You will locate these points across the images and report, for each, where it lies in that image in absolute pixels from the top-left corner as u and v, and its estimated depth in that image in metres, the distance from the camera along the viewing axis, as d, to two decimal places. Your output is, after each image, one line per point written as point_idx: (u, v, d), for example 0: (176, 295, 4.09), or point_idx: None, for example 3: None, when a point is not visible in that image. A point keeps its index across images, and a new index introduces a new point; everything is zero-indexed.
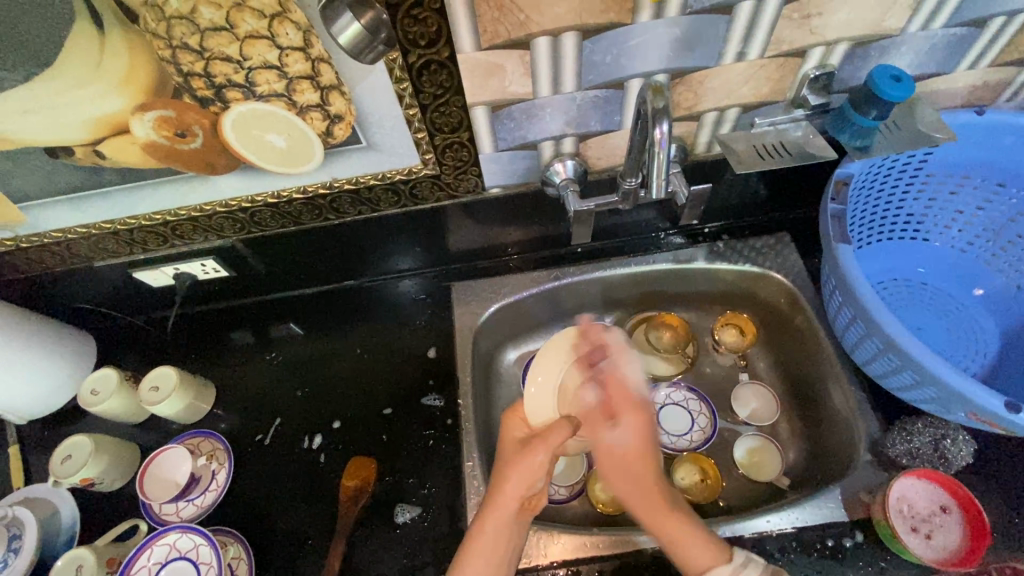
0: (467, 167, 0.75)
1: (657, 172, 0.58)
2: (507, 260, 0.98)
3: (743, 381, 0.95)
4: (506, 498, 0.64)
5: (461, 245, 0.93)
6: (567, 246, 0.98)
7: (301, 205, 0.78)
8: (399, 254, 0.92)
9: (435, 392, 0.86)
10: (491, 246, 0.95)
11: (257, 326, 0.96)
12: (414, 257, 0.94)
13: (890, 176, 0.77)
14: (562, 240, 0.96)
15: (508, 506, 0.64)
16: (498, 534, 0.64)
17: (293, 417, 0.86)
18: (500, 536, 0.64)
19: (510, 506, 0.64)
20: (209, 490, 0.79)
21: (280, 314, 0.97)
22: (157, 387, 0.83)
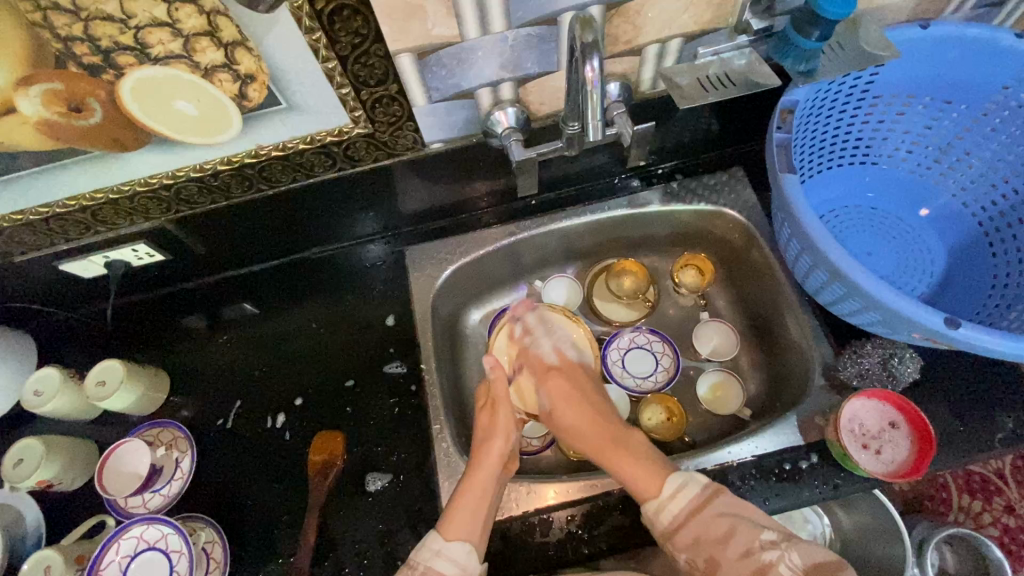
0: (402, 122, 0.71)
1: (592, 113, 0.56)
2: (461, 221, 0.95)
3: (704, 320, 0.97)
4: (485, 456, 0.72)
5: (413, 205, 0.89)
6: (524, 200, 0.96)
7: (229, 177, 0.73)
8: (353, 220, 0.88)
9: (397, 359, 0.85)
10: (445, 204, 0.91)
11: (209, 309, 0.93)
12: (372, 221, 0.90)
13: (837, 101, 0.75)
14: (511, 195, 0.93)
15: (489, 468, 0.71)
16: (480, 497, 0.69)
17: (255, 397, 0.84)
18: (486, 489, 0.69)
19: (491, 466, 0.71)
20: (174, 479, 0.77)
21: (231, 293, 0.92)
22: (103, 382, 0.79)
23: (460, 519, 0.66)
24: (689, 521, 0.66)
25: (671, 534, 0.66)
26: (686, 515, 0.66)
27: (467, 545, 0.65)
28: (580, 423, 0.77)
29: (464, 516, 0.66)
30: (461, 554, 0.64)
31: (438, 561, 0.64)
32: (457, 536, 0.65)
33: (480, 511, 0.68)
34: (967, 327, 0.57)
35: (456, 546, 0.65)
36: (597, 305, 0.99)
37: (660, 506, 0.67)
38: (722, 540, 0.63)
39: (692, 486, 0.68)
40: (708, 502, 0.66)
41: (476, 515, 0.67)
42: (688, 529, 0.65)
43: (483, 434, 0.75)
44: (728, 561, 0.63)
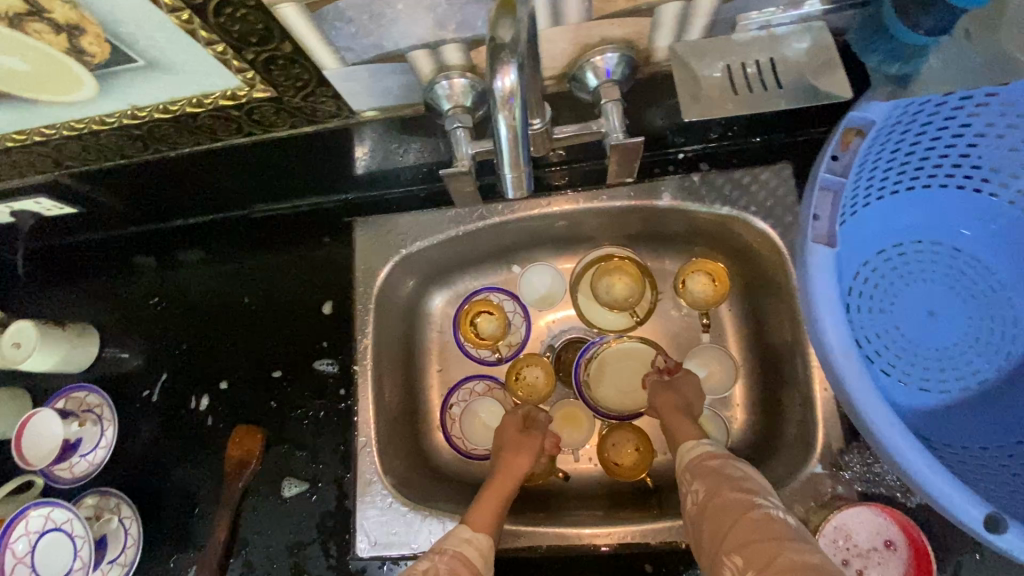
0: (313, 88, 0.53)
1: (511, 157, 0.40)
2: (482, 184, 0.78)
3: (703, 343, 0.81)
4: (516, 464, 0.73)
5: (406, 172, 0.74)
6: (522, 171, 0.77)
7: (114, 137, 0.59)
8: (348, 175, 0.73)
9: (330, 354, 0.75)
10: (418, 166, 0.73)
11: (158, 250, 0.83)
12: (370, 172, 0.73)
13: (926, 108, 0.54)
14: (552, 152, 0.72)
15: (512, 478, 0.72)
16: (499, 492, 0.70)
17: (181, 372, 0.78)
18: (505, 485, 0.71)
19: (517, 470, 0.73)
20: (99, 446, 0.74)
21: (181, 238, 0.82)
22: (19, 343, 0.73)
23: (484, 510, 0.67)
24: (711, 459, 0.65)
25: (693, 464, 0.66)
26: (700, 457, 0.66)
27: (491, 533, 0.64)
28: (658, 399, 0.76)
29: (490, 505, 0.67)
30: (484, 543, 0.63)
31: (466, 548, 0.62)
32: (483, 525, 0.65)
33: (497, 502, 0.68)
34: (1014, 533, 0.47)
35: (484, 536, 0.64)
36: (581, 304, 0.84)
37: (696, 444, 0.69)
38: (737, 478, 0.61)
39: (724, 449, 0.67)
40: (730, 457, 0.65)
41: (493, 503, 0.68)
42: (705, 463, 0.65)
43: (507, 447, 0.75)
44: (726, 494, 0.60)
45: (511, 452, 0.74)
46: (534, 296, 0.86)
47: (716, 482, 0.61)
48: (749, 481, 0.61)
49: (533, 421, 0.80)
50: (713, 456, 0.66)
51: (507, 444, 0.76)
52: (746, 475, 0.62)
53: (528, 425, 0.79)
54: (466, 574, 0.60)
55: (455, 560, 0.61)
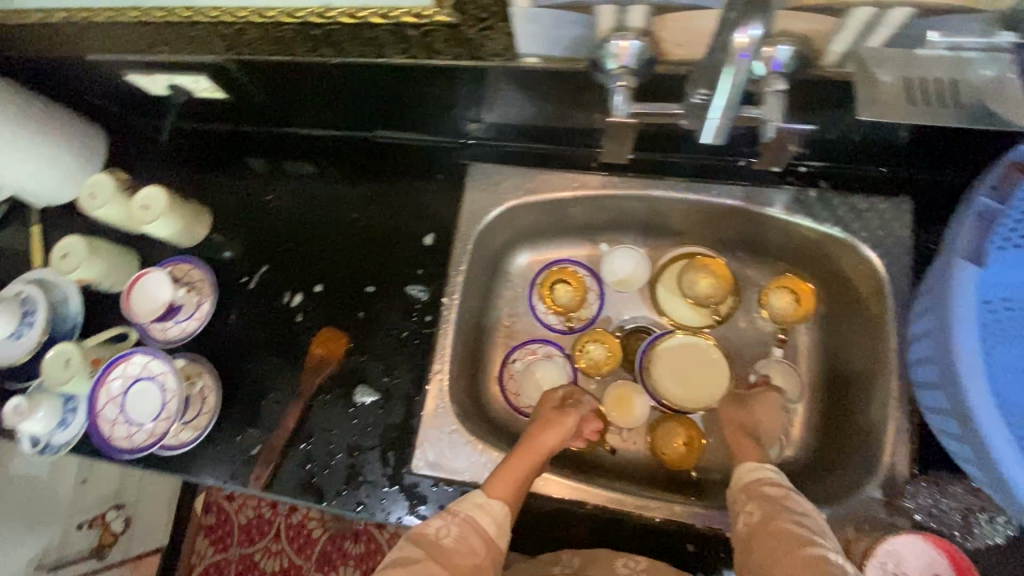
0: (494, 23, 0.56)
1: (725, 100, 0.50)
2: (568, 148, 0.82)
3: (773, 357, 0.82)
4: (544, 438, 0.73)
5: (494, 119, 0.78)
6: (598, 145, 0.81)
7: (293, 33, 0.63)
8: (457, 114, 0.77)
9: (422, 282, 0.78)
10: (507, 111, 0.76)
11: (270, 155, 0.88)
12: (485, 116, 0.77)
13: None
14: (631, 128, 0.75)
15: (538, 451, 0.71)
16: (519, 463, 0.69)
17: (280, 267, 0.82)
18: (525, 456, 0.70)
19: (545, 446, 0.72)
20: (193, 317, 0.79)
21: (294, 150, 0.87)
22: (146, 206, 0.78)
23: (504, 482, 0.67)
24: (770, 484, 0.65)
25: (747, 486, 0.66)
26: (757, 480, 0.66)
27: (505, 503, 0.65)
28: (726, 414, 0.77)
29: (508, 475, 0.67)
30: (498, 512, 0.64)
31: (478, 514, 0.63)
32: (498, 495, 0.65)
33: (517, 473, 0.68)
34: None
35: (497, 504, 0.64)
36: (660, 294, 0.87)
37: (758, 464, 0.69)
38: (798, 513, 0.60)
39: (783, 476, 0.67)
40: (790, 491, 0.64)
41: (512, 472, 0.68)
42: (763, 489, 0.64)
43: (538, 427, 0.75)
44: (779, 524, 0.59)
45: (538, 435, 0.73)
46: (614, 277, 0.89)
47: (772, 509, 0.61)
48: (810, 518, 0.60)
49: (572, 401, 0.80)
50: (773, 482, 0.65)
51: (540, 419, 0.76)
52: (806, 513, 0.60)
53: (562, 403, 0.79)
54: (476, 540, 0.61)
55: (463, 525, 0.62)
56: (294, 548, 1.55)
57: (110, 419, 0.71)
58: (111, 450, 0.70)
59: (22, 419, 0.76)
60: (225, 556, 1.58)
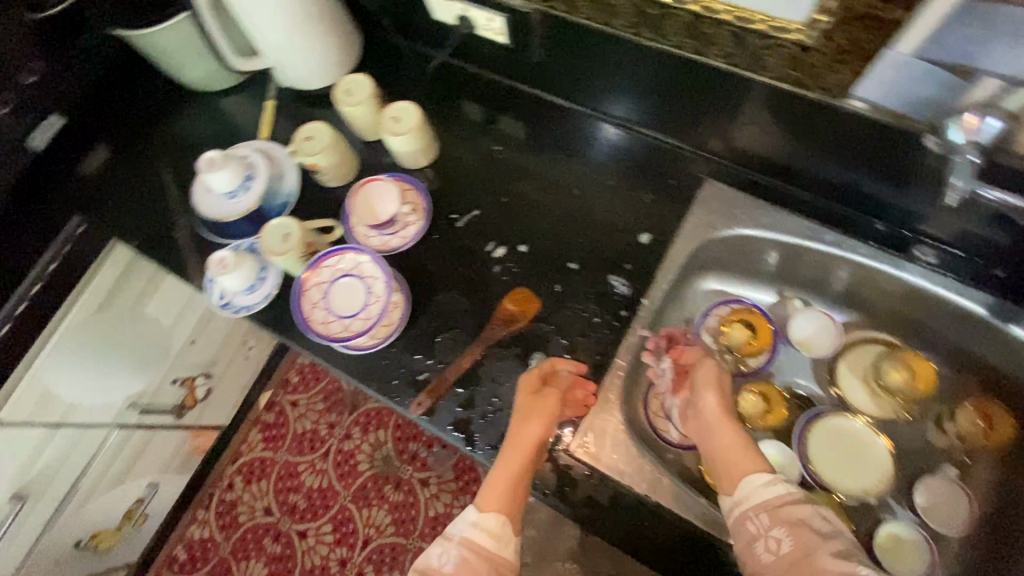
0: (852, 58, 0.56)
1: None
2: (674, 147, 0.83)
3: (944, 475, 0.79)
4: (524, 436, 0.66)
5: (631, 104, 0.80)
6: (704, 147, 0.82)
7: (627, 5, 0.64)
8: (598, 86, 0.81)
9: (627, 276, 0.77)
10: (672, 105, 0.77)
11: (488, 105, 0.90)
12: (626, 100, 0.81)
13: None
14: (743, 135, 0.75)
15: (518, 453, 0.65)
16: (514, 476, 0.64)
17: (490, 215, 0.84)
18: (514, 462, 0.65)
19: (527, 448, 0.65)
20: (398, 235, 0.83)
21: (515, 110, 0.89)
22: (397, 119, 0.81)
23: (494, 493, 0.63)
24: (785, 506, 0.56)
25: (772, 508, 0.56)
26: (776, 502, 0.57)
27: (501, 517, 0.62)
28: (721, 435, 0.64)
29: (501, 489, 0.63)
30: (494, 528, 0.61)
31: (473, 534, 0.60)
32: (490, 509, 0.62)
33: (511, 486, 0.64)
34: None
35: (490, 518, 0.61)
36: (842, 370, 0.85)
37: (768, 481, 0.58)
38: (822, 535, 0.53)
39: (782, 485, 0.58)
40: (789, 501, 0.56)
41: (506, 486, 0.63)
42: (787, 513, 0.55)
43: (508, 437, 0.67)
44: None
45: (516, 443, 0.66)
46: (796, 336, 0.87)
47: (809, 541, 0.53)
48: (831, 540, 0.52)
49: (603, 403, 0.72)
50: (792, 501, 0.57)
51: (524, 406, 0.68)
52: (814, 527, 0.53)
53: (545, 382, 0.71)
54: (477, 564, 0.59)
55: (464, 548, 0.60)
56: (337, 472, 1.59)
57: (316, 301, 0.78)
58: (308, 329, 0.77)
59: (221, 272, 0.79)
60: (271, 456, 1.63)
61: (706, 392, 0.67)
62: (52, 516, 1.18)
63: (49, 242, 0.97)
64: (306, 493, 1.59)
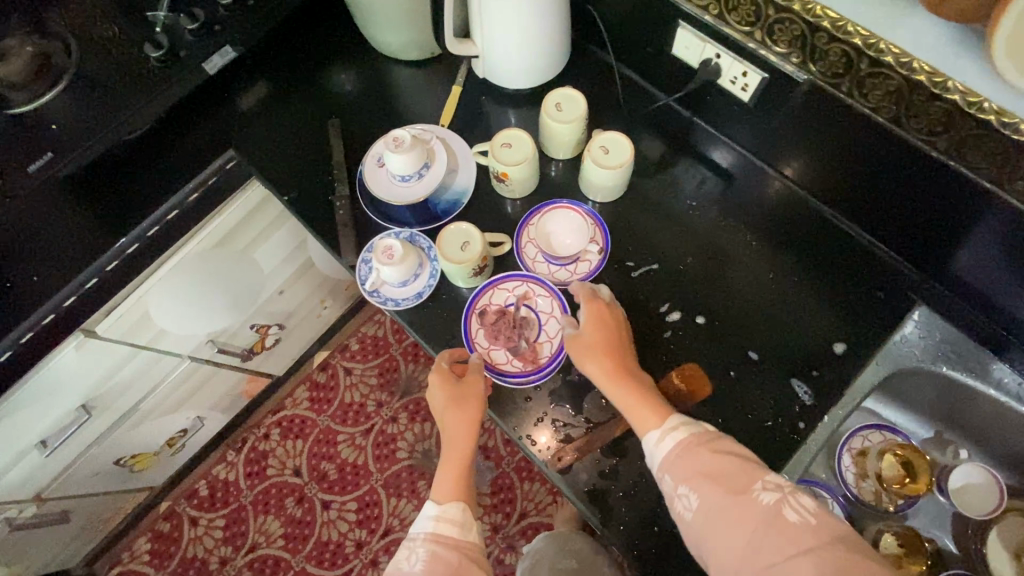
0: None
1: None
2: (764, 168, 0.82)
3: None
4: (450, 424, 0.68)
5: (798, 160, 0.77)
6: (870, 232, 0.77)
7: (936, 112, 0.56)
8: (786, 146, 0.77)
9: (810, 384, 0.71)
10: (852, 185, 0.73)
11: (683, 152, 0.85)
12: (802, 159, 0.77)
13: None
14: (827, 172, 0.75)
15: (453, 438, 0.68)
16: (457, 459, 0.67)
17: (669, 277, 0.78)
18: (453, 451, 0.68)
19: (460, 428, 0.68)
20: (566, 270, 0.77)
21: (702, 160, 0.84)
22: (604, 150, 0.75)
23: (447, 483, 0.66)
24: (693, 448, 0.57)
25: (683, 454, 0.57)
26: (678, 458, 0.57)
27: (460, 503, 0.64)
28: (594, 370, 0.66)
29: (451, 478, 0.66)
30: (454, 517, 0.63)
31: (435, 528, 0.62)
32: (449, 499, 0.64)
33: (457, 473, 0.66)
34: None
35: (450, 507, 0.64)
36: (993, 537, 0.78)
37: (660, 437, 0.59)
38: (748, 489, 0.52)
39: (694, 426, 0.59)
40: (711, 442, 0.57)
41: (453, 476, 0.66)
42: (699, 462, 0.55)
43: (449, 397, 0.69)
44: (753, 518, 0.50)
45: (461, 405, 0.68)
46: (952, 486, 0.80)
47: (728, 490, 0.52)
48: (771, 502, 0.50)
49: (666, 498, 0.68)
50: (696, 442, 0.57)
51: (455, 396, 0.69)
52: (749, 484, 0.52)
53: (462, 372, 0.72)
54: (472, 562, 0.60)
55: (429, 544, 0.61)
56: (375, 453, 1.55)
57: (485, 322, 0.75)
58: (472, 348, 0.74)
59: (385, 261, 0.74)
60: (312, 417, 1.59)
61: (586, 363, 0.67)
62: (108, 429, 1.16)
63: (196, 168, 0.91)
64: (339, 464, 1.55)
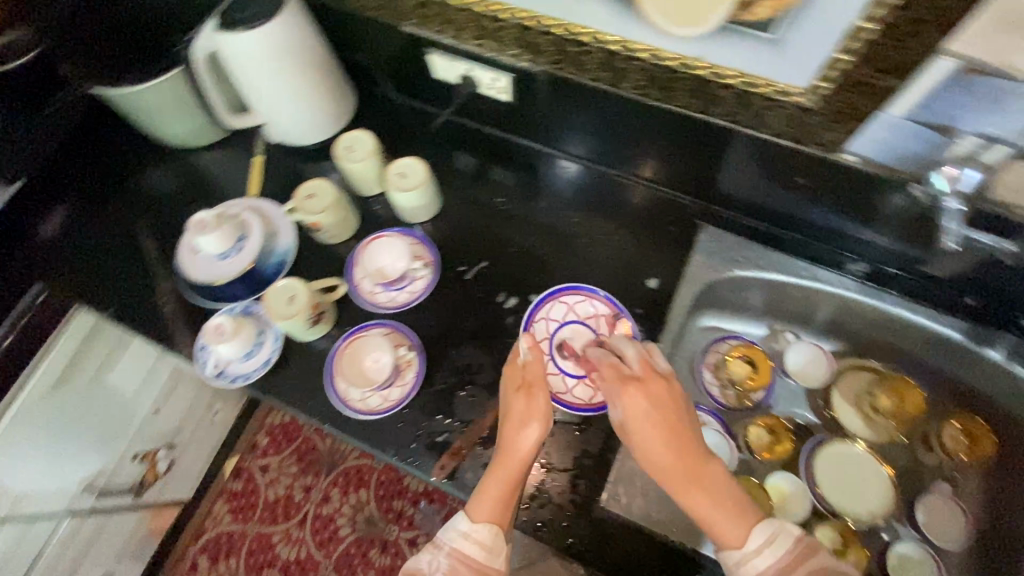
0: (850, 118, 0.61)
1: None
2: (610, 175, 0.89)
3: (936, 490, 0.84)
4: (510, 455, 0.64)
5: (573, 139, 0.87)
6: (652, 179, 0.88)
7: (638, 68, 0.67)
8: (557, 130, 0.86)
9: (639, 322, 0.80)
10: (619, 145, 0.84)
11: (481, 157, 0.92)
12: (608, 146, 0.85)
13: None
14: (634, 151, 0.84)
15: (511, 466, 0.63)
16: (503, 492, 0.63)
17: (499, 269, 0.84)
18: (507, 482, 0.63)
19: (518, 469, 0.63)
20: (404, 291, 0.81)
21: (500, 158, 0.92)
22: (403, 175, 0.80)
23: (488, 503, 0.62)
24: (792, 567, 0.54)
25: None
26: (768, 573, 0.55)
27: (492, 526, 0.61)
28: (665, 462, 0.61)
29: (494, 499, 0.62)
30: (486, 540, 0.61)
31: (462, 544, 0.61)
32: (484, 520, 0.61)
33: (506, 493, 0.63)
34: None
35: (480, 529, 0.61)
36: (835, 398, 0.90)
37: (742, 557, 0.56)
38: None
39: (782, 536, 0.56)
40: (806, 556, 0.55)
41: (503, 499, 0.62)
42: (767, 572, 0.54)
43: (511, 421, 0.66)
44: None
45: (524, 427, 0.65)
46: (791, 367, 0.92)
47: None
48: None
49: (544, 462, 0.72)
50: (791, 557, 0.55)
51: (515, 416, 0.66)
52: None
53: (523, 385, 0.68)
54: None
55: (452, 558, 0.60)
56: (316, 541, 1.48)
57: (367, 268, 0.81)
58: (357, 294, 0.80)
59: (218, 339, 0.76)
60: (239, 528, 1.49)
61: (622, 400, 0.64)
62: None
63: (4, 315, 0.87)
64: (281, 567, 1.46)
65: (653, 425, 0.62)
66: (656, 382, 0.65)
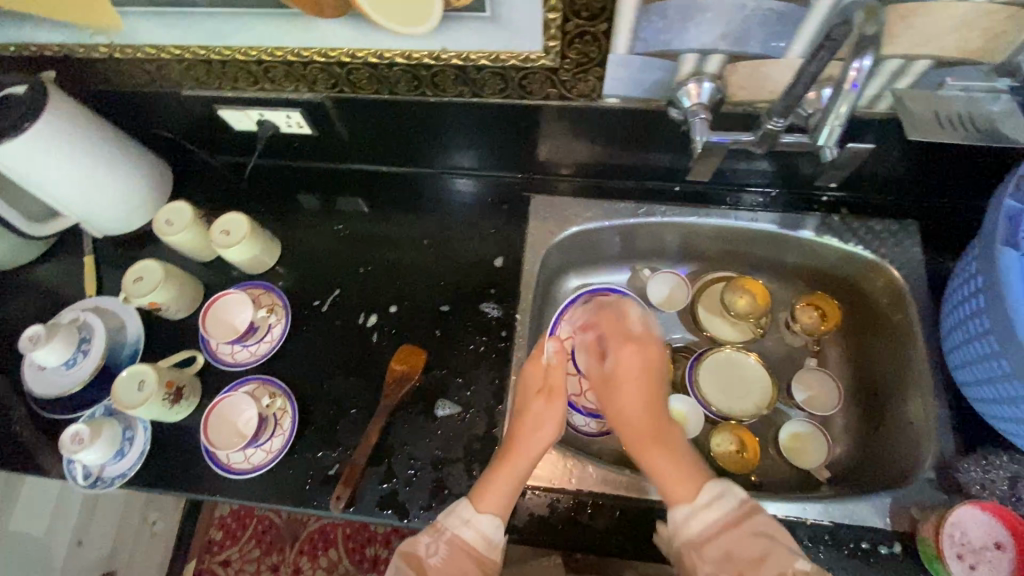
0: (589, 66, 0.66)
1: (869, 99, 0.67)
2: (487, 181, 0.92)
3: (807, 367, 0.91)
4: (518, 447, 0.69)
5: (389, 151, 0.90)
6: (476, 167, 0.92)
7: (401, 73, 0.71)
8: (369, 147, 0.89)
9: (495, 301, 0.84)
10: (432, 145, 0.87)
11: (312, 193, 0.94)
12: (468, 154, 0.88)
13: None
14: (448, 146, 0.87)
15: (517, 459, 0.68)
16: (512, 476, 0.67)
17: (353, 292, 0.86)
18: (512, 477, 0.67)
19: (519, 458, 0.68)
20: (264, 341, 0.82)
21: (331, 189, 0.94)
22: (227, 231, 0.81)
23: (493, 495, 0.66)
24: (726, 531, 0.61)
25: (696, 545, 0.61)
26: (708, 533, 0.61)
27: (495, 518, 0.65)
28: (637, 409, 0.73)
29: (497, 489, 0.66)
30: (491, 531, 0.64)
31: (465, 531, 0.64)
32: (488, 510, 0.65)
33: (511, 485, 0.67)
34: None
35: (486, 517, 0.65)
36: (701, 314, 0.95)
37: (692, 512, 0.63)
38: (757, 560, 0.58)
39: (728, 497, 0.64)
40: (746, 517, 0.61)
41: (503, 490, 0.66)
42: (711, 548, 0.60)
43: (529, 418, 0.72)
44: None
45: (545, 417, 0.72)
46: (657, 299, 0.95)
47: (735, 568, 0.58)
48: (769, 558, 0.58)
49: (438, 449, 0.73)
50: (730, 518, 0.62)
51: (532, 415, 0.72)
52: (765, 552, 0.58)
53: (546, 391, 0.74)
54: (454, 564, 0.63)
55: (452, 544, 0.64)
56: None
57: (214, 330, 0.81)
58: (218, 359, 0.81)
59: (78, 448, 0.73)
60: None
61: (621, 351, 0.78)
62: None
63: None
64: None
65: (638, 381, 0.75)
66: (647, 349, 0.79)
